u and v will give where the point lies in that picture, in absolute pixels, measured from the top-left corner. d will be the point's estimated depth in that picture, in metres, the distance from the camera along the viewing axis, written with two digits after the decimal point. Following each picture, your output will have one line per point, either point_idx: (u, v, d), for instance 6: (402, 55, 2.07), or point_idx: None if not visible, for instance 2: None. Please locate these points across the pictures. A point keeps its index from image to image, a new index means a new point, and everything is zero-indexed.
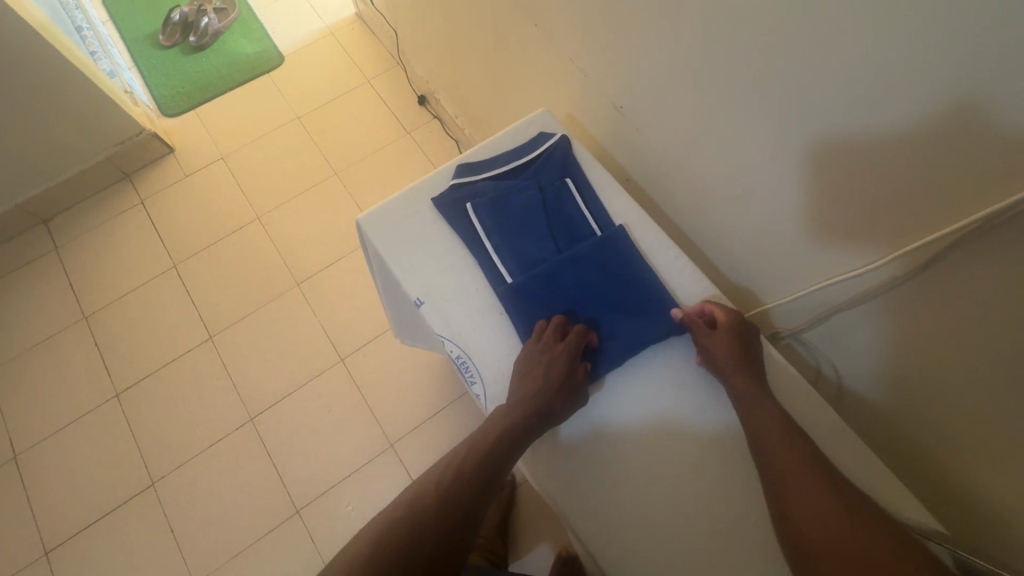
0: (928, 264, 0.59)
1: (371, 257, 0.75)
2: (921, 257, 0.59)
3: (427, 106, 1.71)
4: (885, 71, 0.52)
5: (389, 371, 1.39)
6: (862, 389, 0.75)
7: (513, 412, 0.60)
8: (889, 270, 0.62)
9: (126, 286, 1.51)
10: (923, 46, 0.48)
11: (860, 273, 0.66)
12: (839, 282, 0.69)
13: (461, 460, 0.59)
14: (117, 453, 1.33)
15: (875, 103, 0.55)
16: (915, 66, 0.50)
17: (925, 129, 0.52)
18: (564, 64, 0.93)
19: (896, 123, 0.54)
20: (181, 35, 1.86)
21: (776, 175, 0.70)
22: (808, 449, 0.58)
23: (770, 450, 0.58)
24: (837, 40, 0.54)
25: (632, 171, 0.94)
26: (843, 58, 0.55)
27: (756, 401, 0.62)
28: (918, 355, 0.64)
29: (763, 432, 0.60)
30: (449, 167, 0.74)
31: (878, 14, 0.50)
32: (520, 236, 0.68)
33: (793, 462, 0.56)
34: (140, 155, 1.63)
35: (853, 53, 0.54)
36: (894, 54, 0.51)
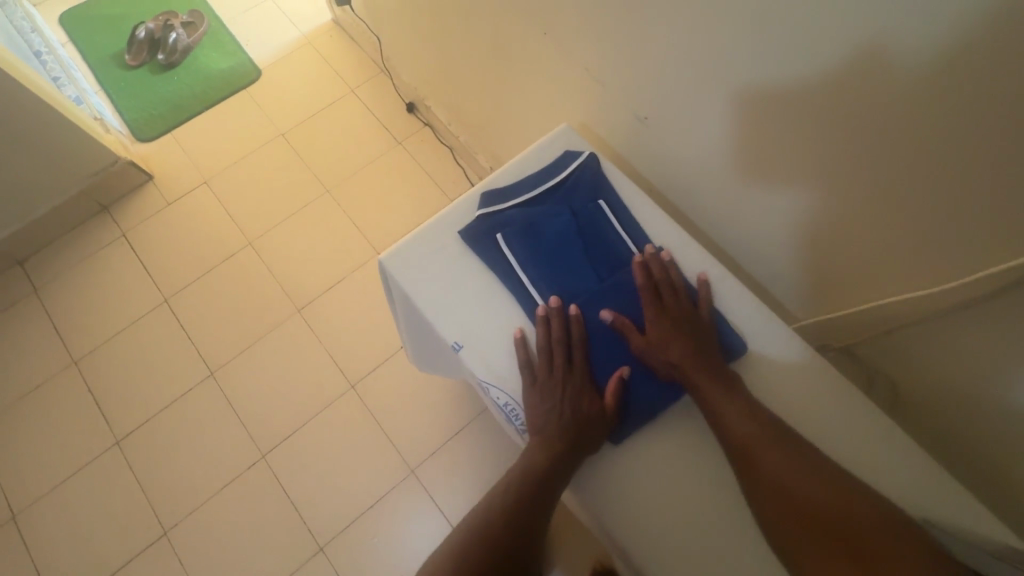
0: (1022, 282, 0.55)
1: (394, 295, 0.70)
2: (1015, 276, 0.55)
3: (417, 114, 1.65)
4: (953, 77, 0.49)
5: (403, 395, 1.35)
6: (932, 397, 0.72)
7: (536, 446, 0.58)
8: (979, 287, 0.58)
9: (116, 326, 1.43)
10: (1001, 48, 0.45)
11: (948, 289, 0.62)
12: (920, 297, 0.65)
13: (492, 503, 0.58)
14: (124, 503, 1.26)
15: (940, 109, 0.51)
16: (992, 70, 0.46)
17: (1003, 134, 0.49)
18: (574, 71, 0.88)
19: (969, 129, 0.51)
20: (149, 53, 1.75)
21: (817, 182, 0.67)
22: (767, 420, 0.57)
23: (736, 429, 0.57)
24: (896, 46, 0.51)
25: (652, 178, 0.90)
26: (904, 64, 0.51)
27: (693, 379, 0.59)
28: (1003, 365, 0.61)
29: (726, 412, 0.58)
30: (472, 194, 0.69)
31: (948, 18, 0.46)
32: (559, 269, 0.64)
33: (757, 439, 0.56)
34: (117, 185, 1.54)
35: (917, 58, 0.50)
36: (967, 58, 0.47)
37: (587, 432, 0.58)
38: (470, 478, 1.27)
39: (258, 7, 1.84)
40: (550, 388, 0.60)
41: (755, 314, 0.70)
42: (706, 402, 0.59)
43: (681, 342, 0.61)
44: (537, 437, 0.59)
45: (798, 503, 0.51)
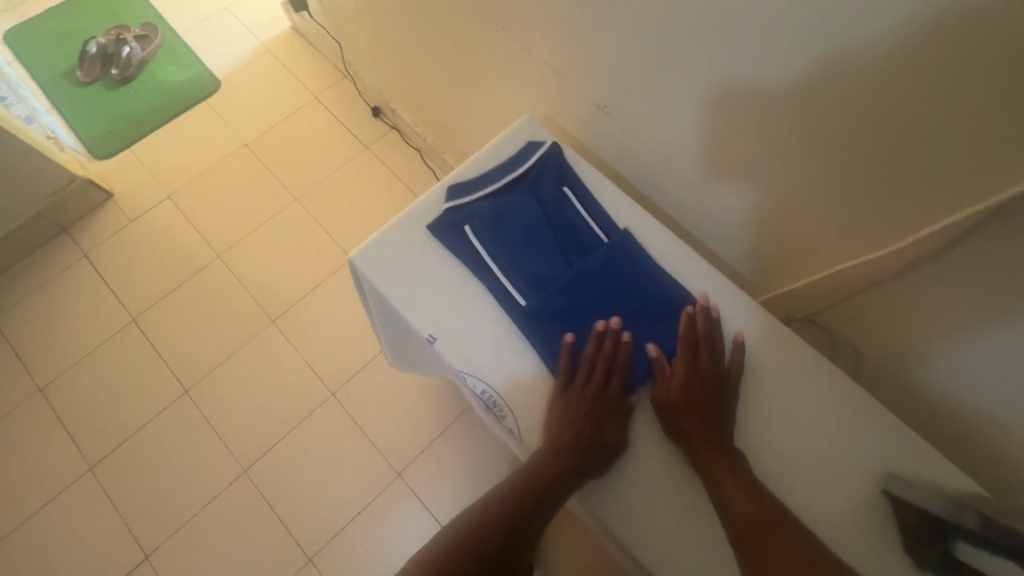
0: (972, 229, 0.58)
1: (368, 294, 0.70)
2: (965, 224, 0.58)
3: (383, 117, 1.64)
4: (893, 45, 0.51)
5: (385, 399, 1.34)
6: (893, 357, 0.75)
7: (546, 460, 0.58)
8: (934, 239, 0.61)
9: (82, 350, 1.39)
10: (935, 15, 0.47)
11: (906, 244, 0.64)
12: (881, 257, 0.67)
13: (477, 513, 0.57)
14: (100, 531, 1.22)
15: (884, 77, 0.54)
16: (928, 36, 0.49)
17: (942, 97, 0.51)
18: (534, 65, 0.90)
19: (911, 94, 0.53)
20: (102, 69, 1.71)
21: (773, 159, 0.69)
22: (770, 505, 0.54)
23: (734, 507, 0.53)
24: (839, 19, 0.53)
25: (617, 166, 0.92)
26: (847, 36, 0.54)
27: (697, 443, 0.57)
28: (956, 318, 0.64)
29: (726, 487, 0.55)
30: (439, 190, 0.70)
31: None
32: (528, 256, 0.64)
33: (757, 519, 0.52)
34: (75, 205, 1.50)
35: (859, 29, 0.52)
36: (904, 26, 0.50)
37: (603, 454, 0.58)
38: (457, 477, 1.27)
39: (214, 18, 1.81)
40: (573, 405, 0.59)
41: (723, 291, 0.70)
42: (710, 475, 0.56)
43: (697, 392, 0.59)
44: (548, 450, 0.58)
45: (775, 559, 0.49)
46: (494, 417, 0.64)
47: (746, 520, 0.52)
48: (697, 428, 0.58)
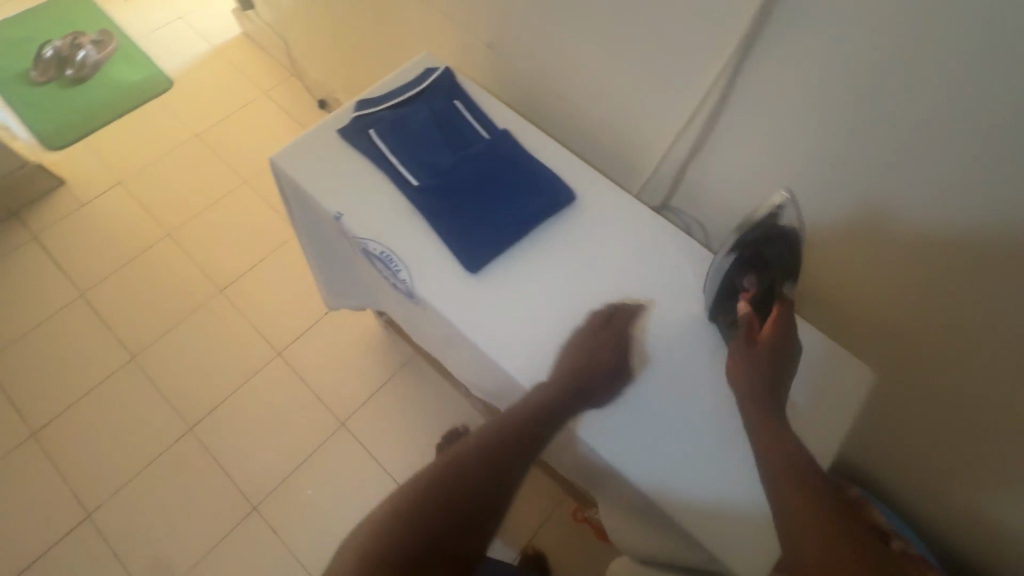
0: (731, 87, 0.73)
1: (288, 194, 0.81)
2: (724, 85, 0.73)
3: (328, 109, 1.78)
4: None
5: (330, 355, 1.41)
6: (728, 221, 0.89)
7: (497, 435, 0.63)
8: (709, 105, 0.77)
9: (27, 324, 1.42)
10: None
11: (692, 115, 0.79)
12: (683, 133, 0.82)
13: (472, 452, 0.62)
14: (41, 493, 1.24)
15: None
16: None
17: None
18: (443, 23, 1.04)
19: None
20: (57, 70, 1.80)
21: (625, 73, 0.83)
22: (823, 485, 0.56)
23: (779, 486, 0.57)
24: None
25: (519, 108, 1.06)
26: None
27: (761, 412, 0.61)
28: (750, 166, 0.79)
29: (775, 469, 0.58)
30: (349, 106, 0.82)
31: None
32: (421, 149, 0.76)
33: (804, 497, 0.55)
34: (25, 190, 1.55)
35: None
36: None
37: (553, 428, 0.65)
38: (399, 423, 1.35)
39: (168, 25, 1.93)
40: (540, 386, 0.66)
41: (586, 173, 0.81)
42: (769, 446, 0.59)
43: (770, 359, 0.63)
44: (503, 426, 0.64)
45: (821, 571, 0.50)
46: (395, 280, 0.74)
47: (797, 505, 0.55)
48: (755, 399, 0.62)
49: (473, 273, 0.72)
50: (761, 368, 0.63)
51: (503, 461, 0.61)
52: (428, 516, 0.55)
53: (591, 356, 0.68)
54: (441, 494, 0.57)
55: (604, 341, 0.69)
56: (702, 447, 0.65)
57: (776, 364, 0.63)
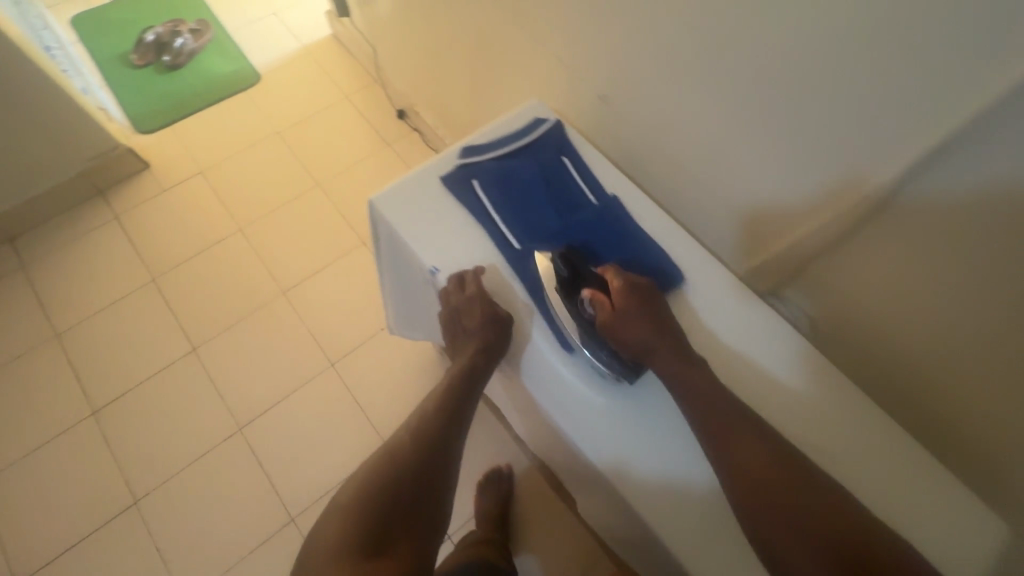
0: (886, 202, 0.65)
1: (381, 234, 0.81)
2: (876, 200, 0.65)
3: (406, 120, 1.77)
4: (838, 49, 0.59)
5: (382, 373, 1.40)
6: (843, 323, 0.81)
7: (430, 413, 0.71)
8: (850, 216, 0.68)
9: (100, 302, 1.47)
10: (871, 23, 0.56)
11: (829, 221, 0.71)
12: (810, 234, 0.74)
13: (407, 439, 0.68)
14: (95, 473, 1.27)
15: (831, 79, 0.62)
16: (865, 39, 0.57)
17: (879, 96, 0.59)
18: (548, 63, 1.00)
19: (854, 95, 0.61)
20: (155, 55, 1.87)
21: (748, 147, 0.76)
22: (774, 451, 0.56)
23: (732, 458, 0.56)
24: (795, 25, 0.61)
25: (617, 158, 1.01)
26: (800, 40, 0.62)
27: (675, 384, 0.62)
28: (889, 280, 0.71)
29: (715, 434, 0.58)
30: (453, 149, 0.80)
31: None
32: (525, 209, 0.75)
33: (761, 469, 0.54)
34: (113, 171, 1.61)
35: (809, 35, 0.61)
36: (846, 33, 0.58)
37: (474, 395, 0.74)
38: None
39: (262, 20, 1.98)
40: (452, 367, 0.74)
41: (692, 252, 0.77)
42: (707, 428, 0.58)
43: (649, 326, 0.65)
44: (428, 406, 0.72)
45: (812, 526, 0.50)
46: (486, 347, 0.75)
47: (756, 483, 0.54)
48: (659, 367, 0.63)
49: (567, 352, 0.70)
50: (641, 333, 0.64)
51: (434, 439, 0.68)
52: (376, 504, 0.62)
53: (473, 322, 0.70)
54: (397, 473, 0.64)
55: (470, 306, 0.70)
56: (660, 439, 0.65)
57: (646, 321, 0.65)
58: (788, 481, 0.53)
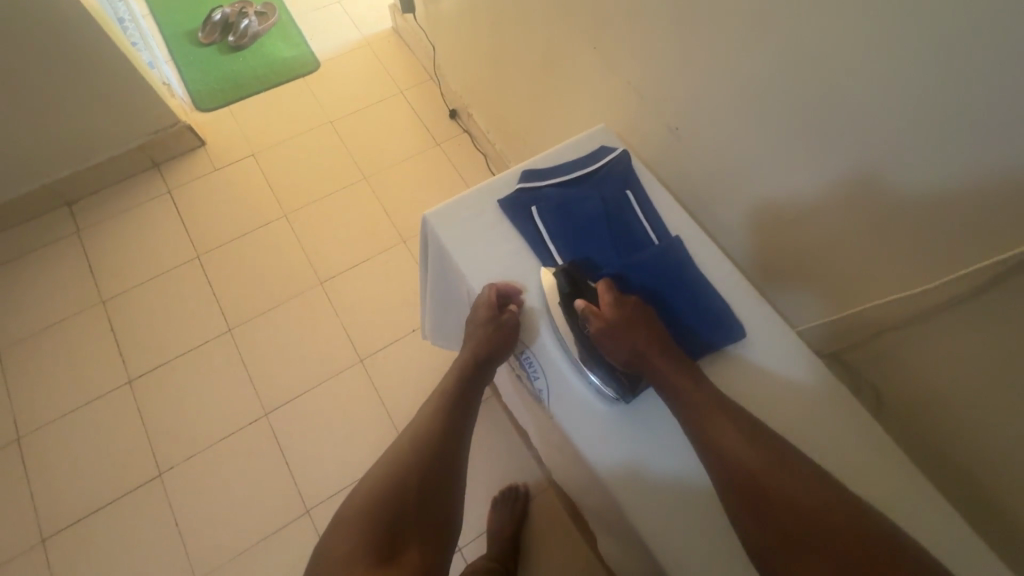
0: (983, 288, 0.60)
1: (430, 250, 0.79)
2: (976, 283, 0.60)
3: (458, 120, 1.76)
4: (950, 115, 0.54)
5: (409, 375, 1.40)
6: (910, 411, 0.74)
7: (437, 410, 0.70)
8: (943, 292, 0.64)
9: (146, 274, 1.51)
10: (995, 93, 0.50)
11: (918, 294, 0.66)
12: (894, 301, 0.69)
13: (413, 439, 0.67)
14: (125, 440, 1.31)
15: (937, 145, 0.57)
16: (985, 109, 0.52)
17: (989, 172, 0.54)
18: (617, 85, 0.97)
19: (963, 167, 0.56)
20: (221, 34, 1.90)
21: (826, 200, 0.72)
22: (763, 444, 0.56)
23: (725, 445, 0.56)
24: (905, 82, 0.56)
25: (677, 191, 0.97)
26: (907, 100, 0.57)
27: (677, 393, 0.61)
28: (967, 374, 0.65)
29: (718, 433, 0.57)
30: (515, 172, 0.79)
31: (953, 55, 0.52)
32: (583, 243, 0.73)
33: (754, 462, 0.54)
34: (170, 145, 1.65)
35: (918, 95, 0.56)
36: (962, 98, 0.53)
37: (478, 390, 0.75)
38: None
39: (326, 8, 1.99)
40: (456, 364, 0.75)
41: (748, 300, 0.75)
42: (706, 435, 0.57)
43: (644, 336, 0.64)
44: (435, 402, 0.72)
45: (782, 502, 0.51)
46: (529, 378, 0.75)
47: (743, 473, 0.54)
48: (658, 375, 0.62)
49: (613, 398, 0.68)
50: (635, 343, 0.64)
51: (445, 437, 0.68)
52: (390, 504, 0.60)
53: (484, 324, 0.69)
54: (409, 468, 0.64)
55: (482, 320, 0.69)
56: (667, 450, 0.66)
57: (639, 332, 0.64)
58: (761, 460, 0.54)
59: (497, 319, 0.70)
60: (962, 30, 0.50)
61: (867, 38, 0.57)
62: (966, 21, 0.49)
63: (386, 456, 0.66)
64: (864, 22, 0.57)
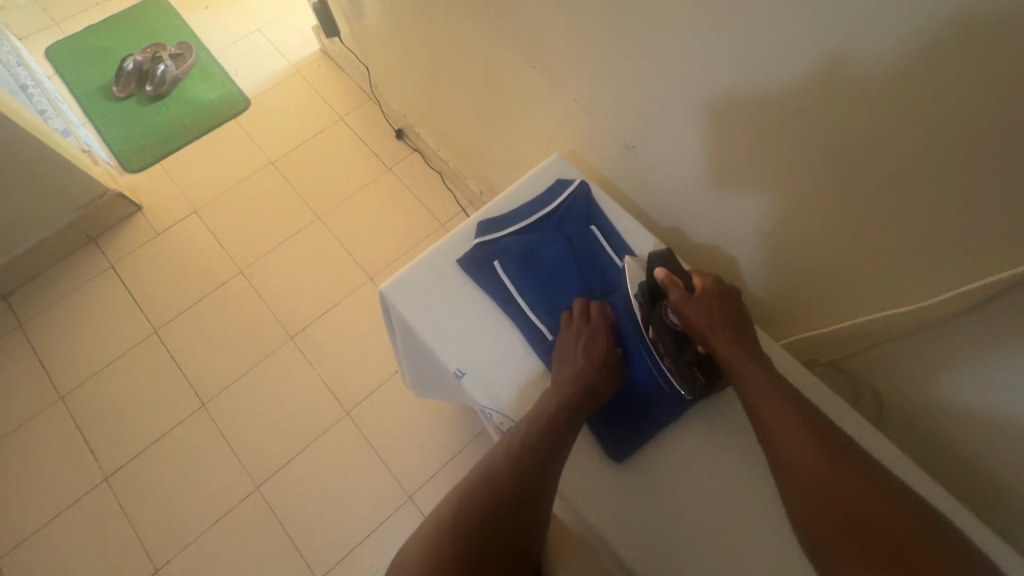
0: (984, 304, 0.57)
1: (394, 323, 0.75)
2: (972, 301, 0.58)
3: (406, 140, 1.68)
4: (930, 136, 0.51)
5: (399, 418, 1.35)
6: (913, 413, 0.73)
7: (506, 454, 0.59)
8: (940, 309, 0.61)
9: (103, 359, 1.41)
10: (967, 106, 0.47)
11: (918, 310, 0.63)
12: (886, 317, 0.67)
13: (480, 479, 0.58)
14: (113, 542, 1.24)
15: (919, 167, 0.53)
16: (967, 129, 0.48)
17: (975, 188, 0.51)
18: (565, 104, 0.92)
19: (940, 184, 0.53)
20: (137, 84, 1.77)
21: (797, 211, 0.68)
22: (840, 456, 0.54)
23: (794, 450, 0.55)
24: (876, 104, 0.53)
25: (642, 206, 0.94)
26: (880, 123, 0.54)
27: (758, 389, 0.60)
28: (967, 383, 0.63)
29: (787, 434, 0.56)
30: (470, 225, 0.76)
31: (926, 77, 0.48)
32: (555, 291, 0.71)
33: (825, 471, 0.53)
34: (105, 216, 1.54)
35: (894, 115, 0.52)
36: (940, 119, 0.49)
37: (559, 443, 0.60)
38: None
39: (247, 39, 1.87)
40: (532, 408, 0.63)
41: None
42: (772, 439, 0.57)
43: (736, 333, 0.64)
44: (503, 454, 0.59)
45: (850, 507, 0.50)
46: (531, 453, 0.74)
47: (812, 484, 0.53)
48: (745, 367, 0.62)
49: (614, 461, 0.66)
50: (727, 333, 0.63)
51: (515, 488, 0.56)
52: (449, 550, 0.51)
53: (571, 348, 0.66)
54: (467, 511, 0.54)
55: (568, 341, 0.66)
56: (682, 516, 0.63)
57: (734, 328, 0.64)
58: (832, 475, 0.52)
59: (582, 344, 0.66)
60: (920, 43, 0.46)
61: (830, 60, 0.53)
62: (927, 36, 0.46)
63: (450, 497, 0.58)
64: (818, 39, 0.53)
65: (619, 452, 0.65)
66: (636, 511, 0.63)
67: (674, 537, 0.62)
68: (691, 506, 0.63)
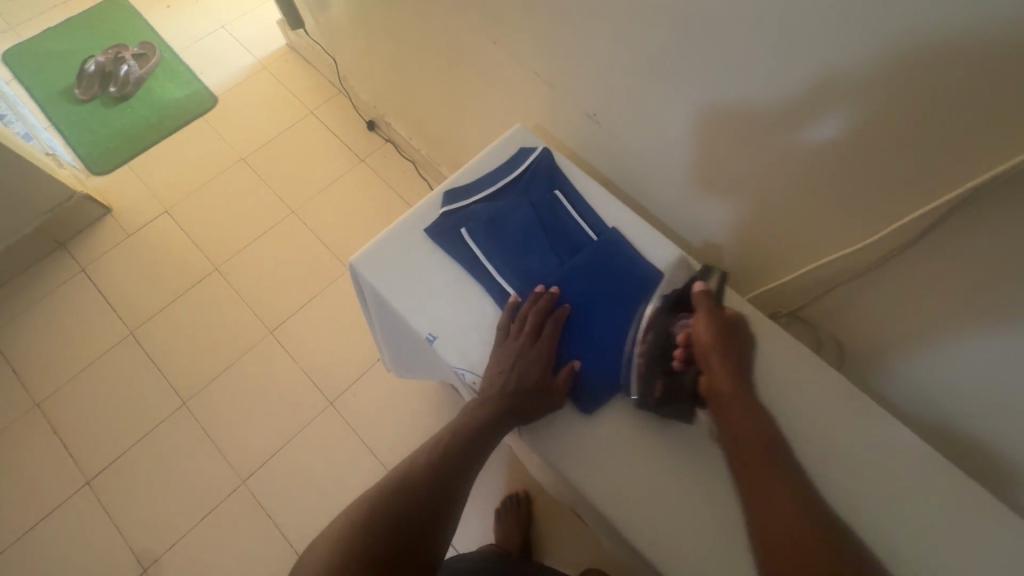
0: (924, 234, 0.61)
1: (366, 295, 0.76)
2: (914, 234, 0.61)
3: (378, 131, 1.68)
4: (870, 78, 0.54)
5: (383, 406, 1.35)
6: (873, 353, 0.76)
7: (458, 428, 0.65)
8: (887, 245, 0.65)
9: (78, 364, 1.39)
10: (899, 46, 0.50)
11: (868, 248, 0.67)
12: (839, 258, 0.71)
13: (436, 446, 0.65)
14: (98, 546, 1.22)
15: (860, 109, 0.56)
16: (905, 69, 0.51)
17: (912, 124, 0.54)
18: (527, 79, 0.93)
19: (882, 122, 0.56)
20: (100, 86, 1.74)
21: (752, 165, 0.71)
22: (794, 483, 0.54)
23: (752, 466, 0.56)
24: (823, 53, 0.55)
25: (608, 176, 0.96)
26: (829, 71, 0.56)
27: (734, 414, 0.60)
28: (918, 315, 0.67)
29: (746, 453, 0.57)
30: (436, 195, 0.77)
31: (864, 20, 0.50)
32: (522, 254, 0.73)
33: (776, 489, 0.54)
34: (73, 220, 1.51)
35: (836, 60, 0.55)
36: (878, 60, 0.52)
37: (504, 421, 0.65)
38: None
39: (211, 37, 1.85)
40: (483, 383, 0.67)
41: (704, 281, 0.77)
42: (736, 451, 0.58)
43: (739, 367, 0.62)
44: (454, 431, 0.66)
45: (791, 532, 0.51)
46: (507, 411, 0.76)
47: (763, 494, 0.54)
48: (736, 396, 0.61)
49: (586, 412, 0.68)
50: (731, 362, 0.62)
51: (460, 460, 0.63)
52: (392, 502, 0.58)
53: (530, 329, 0.67)
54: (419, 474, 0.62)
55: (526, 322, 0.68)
56: (655, 460, 0.65)
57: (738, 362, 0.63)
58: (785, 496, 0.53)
59: (540, 327, 0.68)
60: None
61: (776, 13, 0.55)
62: None
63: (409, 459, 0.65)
64: None
65: (590, 404, 0.67)
66: (610, 459, 0.66)
67: (647, 480, 0.64)
68: (663, 451, 0.65)
